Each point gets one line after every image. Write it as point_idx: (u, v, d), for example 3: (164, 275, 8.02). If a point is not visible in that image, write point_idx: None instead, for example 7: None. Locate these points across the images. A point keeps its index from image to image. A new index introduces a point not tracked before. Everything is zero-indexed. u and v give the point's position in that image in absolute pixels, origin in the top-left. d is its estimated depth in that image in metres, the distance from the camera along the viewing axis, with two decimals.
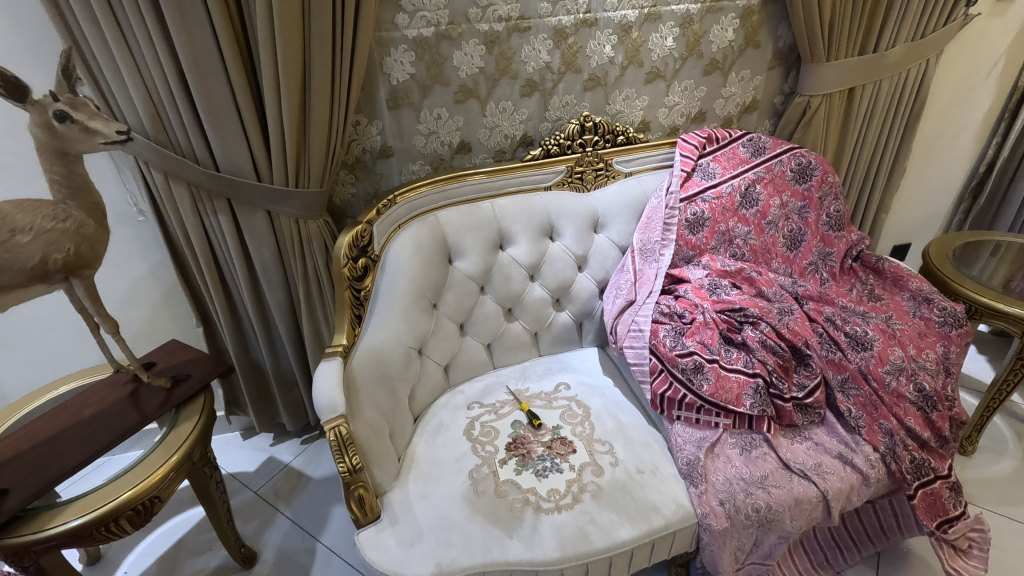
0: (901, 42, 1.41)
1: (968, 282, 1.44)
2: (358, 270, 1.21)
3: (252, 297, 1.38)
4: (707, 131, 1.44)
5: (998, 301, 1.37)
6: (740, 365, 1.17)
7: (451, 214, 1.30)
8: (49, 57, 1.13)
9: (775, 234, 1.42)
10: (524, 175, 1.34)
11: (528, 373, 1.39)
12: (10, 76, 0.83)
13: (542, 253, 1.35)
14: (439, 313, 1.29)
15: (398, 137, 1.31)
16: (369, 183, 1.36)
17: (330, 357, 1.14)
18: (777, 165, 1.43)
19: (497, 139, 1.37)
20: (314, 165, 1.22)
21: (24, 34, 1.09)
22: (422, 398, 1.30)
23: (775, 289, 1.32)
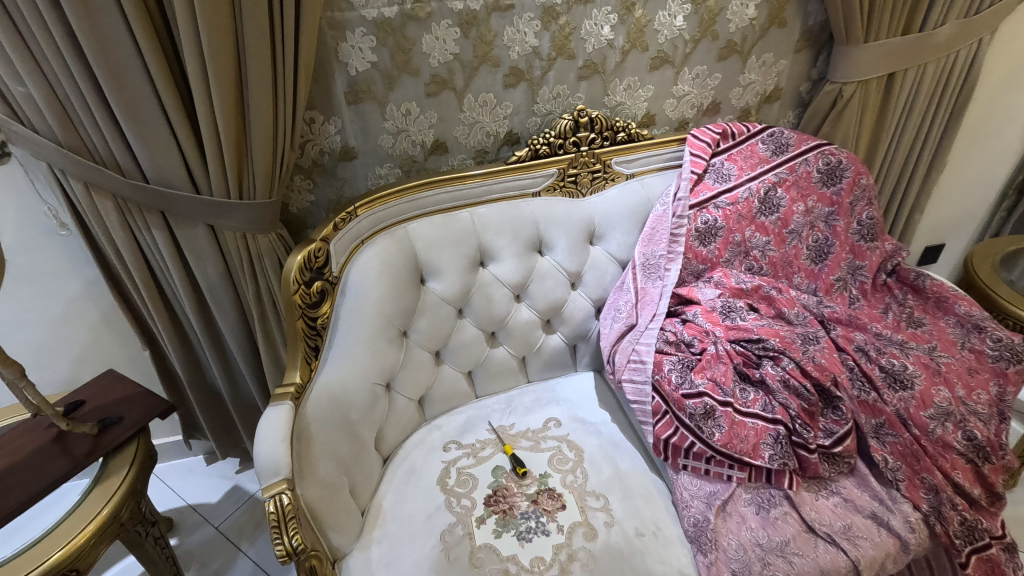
0: (952, 19, 1.20)
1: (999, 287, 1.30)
2: (313, 295, 1.04)
3: (201, 321, 1.21)
4: (722, 124, 1.25)
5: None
6: (757, 408, 1.00)
7: (424, 226, 1.12)
8: None
9: (798, 245, 1.24)
10: (509, 179, 1.16)
11: (514, 405, 1.23)
12: None
13: (530, 270, 1.17)
14: (410, 341, 1.13)
15: (361, 137, 1.12)
16: (330, 189, 1.18)
17: (279, 400, 0.98)
18: (802, 165, 1.23)
19: (477, 137, 1.18)
20: (260, 172, 1.04)
21: None
22: (392, 437, 1.14)
23: (796, 308, 1.17)
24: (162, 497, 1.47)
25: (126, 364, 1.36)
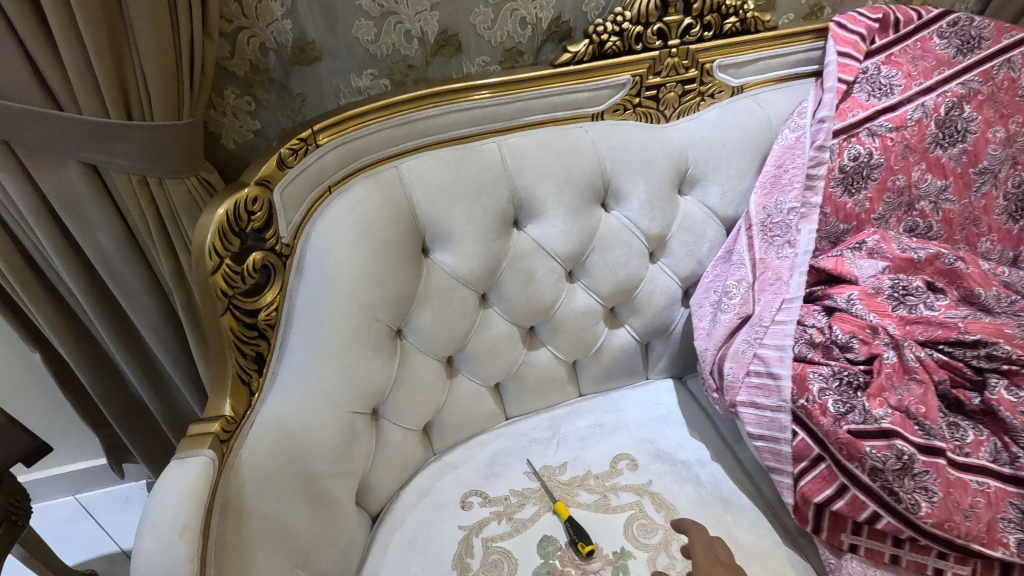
0: None
1: None
2: (250, 276, 0.64)
3: (100, 311, 0.82)
4: (879, 7, 0.81)
5: None
6: (982, 459, 0.61)
7: (425, 165, 0.71)
8: None
9: (990, 192, 0.84)
10: (559, 91, 0.73)
11: (563, 433, 0.83)
12: None
13: (590, 234, 0.76)
14: (407, 343, 0.74)
15: (326, 23, 0.70)
16: (283, 112, 0.76)
17: (191, 448, 0.59)
18: (1002, 70, 0.82)
19: (506, 27, 0.76)
20: (155, 72, 0.63)
21: None
22: (384, 488, 0.76)
23: (996, 289, 0.78)
24: (77, 550, 1.10)
25: (18, 371, 0.98)
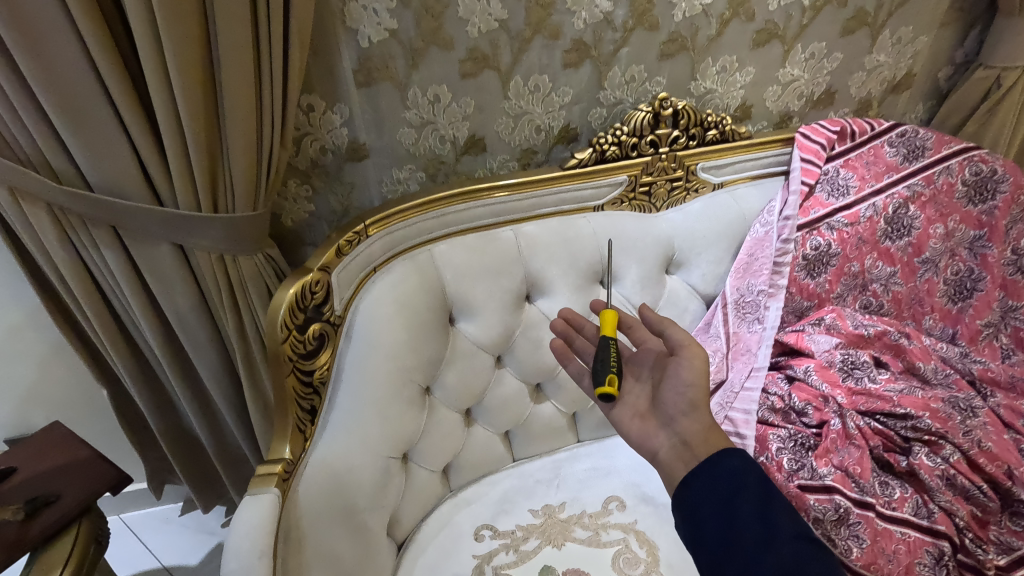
0: None
1: None
2: (309, 343, 0.78)
3: (170, 358, 0.95)
4: (838, 121, 0.96)
5: None
6: (907, 513, 0.73)
7: (454, 249, 0.85)
8: None
9: (933, 278, 0.96)
10: (566, 188, 0.88)
11: (562, 475, 0.97)
12: None
13: (590, 308, 0.91)
14: (434, 399, 0.87)
15: (375, 130, 0.85)
16: (333, 198, 0.91)
17: (260, 486, 0.72)
18: (942, 176, 0.95)
19: (524, 133, 0.90)
20: (239, 176, 0.78)
21: None
22: (409, 519, 0.89)
23: (934, 363, 0.90)
24: (121, 564, 1.22)
25: (86, 403, 1.11)
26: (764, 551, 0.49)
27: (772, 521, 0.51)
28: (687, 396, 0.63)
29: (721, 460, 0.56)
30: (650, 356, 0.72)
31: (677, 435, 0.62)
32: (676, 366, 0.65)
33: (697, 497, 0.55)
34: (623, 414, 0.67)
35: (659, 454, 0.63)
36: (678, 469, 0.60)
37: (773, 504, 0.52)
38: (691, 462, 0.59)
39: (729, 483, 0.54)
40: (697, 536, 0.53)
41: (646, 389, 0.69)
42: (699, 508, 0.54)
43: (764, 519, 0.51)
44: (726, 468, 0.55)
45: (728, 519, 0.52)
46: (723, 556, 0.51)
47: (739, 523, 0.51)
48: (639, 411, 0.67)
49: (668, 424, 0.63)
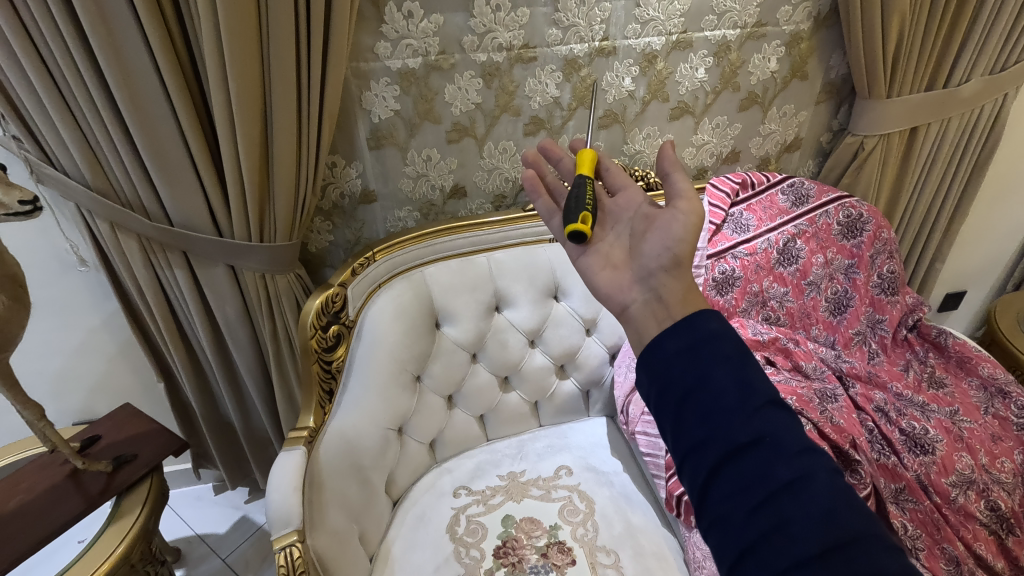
0: (978, 75, 1.22)
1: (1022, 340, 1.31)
2: (329, 339, 1.03)
3: (217, 355, 1.21)
4: (741, 174, 1.24)
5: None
6: None
7: (441, 270, 1.12)
8: None
9: (816, 297, 1.23)
10: (527, 225, 1.16)
11: (525, 451, 1.22)
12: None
13: (546, 317, 1.17)
14: (423, 386, 1.13)
15: (382, 180, 1.13)
16: (348, 230, 1.18)
17: (291, 444, 0.97)
18: (822, 218, 1.23)
19: (496, 182, 1.19)
20: (282, 216, 1.04)
21: None
22: (402, 481, 1.14)
23: (815, 362, 1.15)
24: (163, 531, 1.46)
25: (141, 393, 1.37)
26: (733, 403, 0.47)
27: (743, 381, 0.48)
28: (669, 253, 0.60)
29: (697, 323, 0.51)
30: (630, 209, 0.71)
31: (652, 292, 0.58)
32: (669, 221, 0.61)
33: (670, 350, 0.50)
34: (593, 267, 0.66)
35: (631, 309, 0.58)
36: (651, 325, 0.54)
37: (749, 362, 0.49)
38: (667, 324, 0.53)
39: (707, 346, 0.49)
40: (663, 388, 0.49)
41: (624, 245, 0.66)
42: (670, 373, 0.49)
43: (741, 382, 0.48)
44: (702, 334, 0.50)
45: (699, 379, 0.48)
46: (694, 413, 0.47)
47: (713, 380, 0.47)
48: (608, 260, 0.66)
49: (645, 279, 0.59)
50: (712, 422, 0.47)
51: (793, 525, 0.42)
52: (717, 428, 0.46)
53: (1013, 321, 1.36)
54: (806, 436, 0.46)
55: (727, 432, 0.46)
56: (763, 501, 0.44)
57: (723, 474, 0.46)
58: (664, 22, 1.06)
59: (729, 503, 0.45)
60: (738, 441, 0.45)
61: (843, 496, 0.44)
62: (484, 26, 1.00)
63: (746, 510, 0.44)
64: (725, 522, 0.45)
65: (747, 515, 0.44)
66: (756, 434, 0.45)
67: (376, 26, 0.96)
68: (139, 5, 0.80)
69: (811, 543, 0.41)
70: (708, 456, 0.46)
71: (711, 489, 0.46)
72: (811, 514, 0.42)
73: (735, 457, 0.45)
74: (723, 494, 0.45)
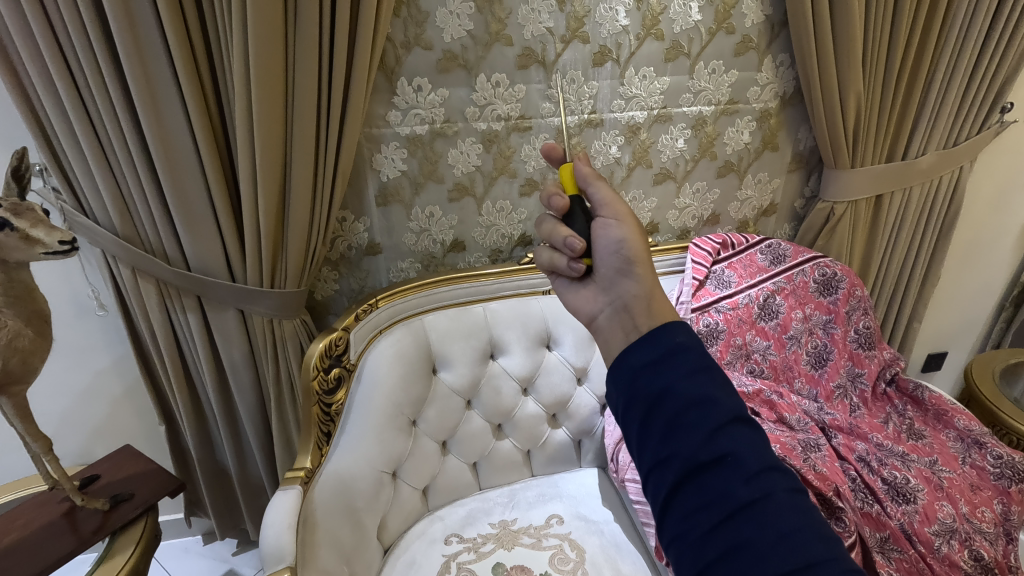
0: (932, 149, 1.35)
1: (1003, 400, 1.36)
2: (330, 381, 1.08)
3: (220, 398, 1.24)
4: (722, 235, 1.32)
5: (1004, 409, 1.33)
6: None
7: (439, 318, 1.18)
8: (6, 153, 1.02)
9: (798, 350, 1.27)
10: (521, 278, 1.24)
11: (517, 499, 1.23)
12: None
13: (538, 365, 1.23)
14: (418, 430, 1.16)
15: (387, 234, 1.21)
16: (353, 280, 1.25)
17: (288, 484, 0.99)
18: (799, 275, 1.29)
19: (493, 238, 1.28)
20: (293, 263, 1.11)
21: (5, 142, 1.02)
22: (394, 527, 1.14)
23: (798, 414, 1.17)
24: None
25: (140, 437, 1.39)
26: (697, 419, 0.45)
27: (707, 395, 0.46)
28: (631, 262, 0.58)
29: (664, 336, 0.49)
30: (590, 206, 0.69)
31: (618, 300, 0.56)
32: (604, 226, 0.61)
33: (636, 363, 0.48)
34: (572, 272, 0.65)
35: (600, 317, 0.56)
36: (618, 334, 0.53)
37: (712, 373, 0.47)
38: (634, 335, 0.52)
39: (672, 359, 0.47)
40: (627, 401, 0.47)
41: None
42: (633, 384, 0.47)
43: (706, 397, 0.45)
44: (667, 346, 0.48)
45: (662, 394, 0.46)
46: (657, 427, 0.45)
47: (676, 396, 0.46)
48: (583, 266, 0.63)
49: (610, 288, 0.58)
50: (674, 439, 0.45)
51: (752, 545, 0.41)
52: (678, 445, 0.44)
53: (993, 381, 1.41)
54: (770, 455, 0.45)
55: (689, 448, 0.44)
56: (723, 522, 0.42)
57: (684, 491, 0.44)
58: (645, 98, 1.19)
59: (689, 523, 0.43)
60: (700, 459, 0.44)
61: (805, 518, 0.42)
62: (485, 99, 1.12)
63: (704, 528, 0.42)
64: (683, 541, 0.43)
65: (705, 535, 0.42)
66: (719, 452, 0.44)
67: (388, 97, 1.08)
68: (183, 78, 0.92)
69: (769, 564, 0.40)
70: (669, 473, 0.44)
71: (673, 506, 0.44)
72: (771, 535, 0.41)
73: (696, 474, 0.44)
74: (683, 512, 0.43)
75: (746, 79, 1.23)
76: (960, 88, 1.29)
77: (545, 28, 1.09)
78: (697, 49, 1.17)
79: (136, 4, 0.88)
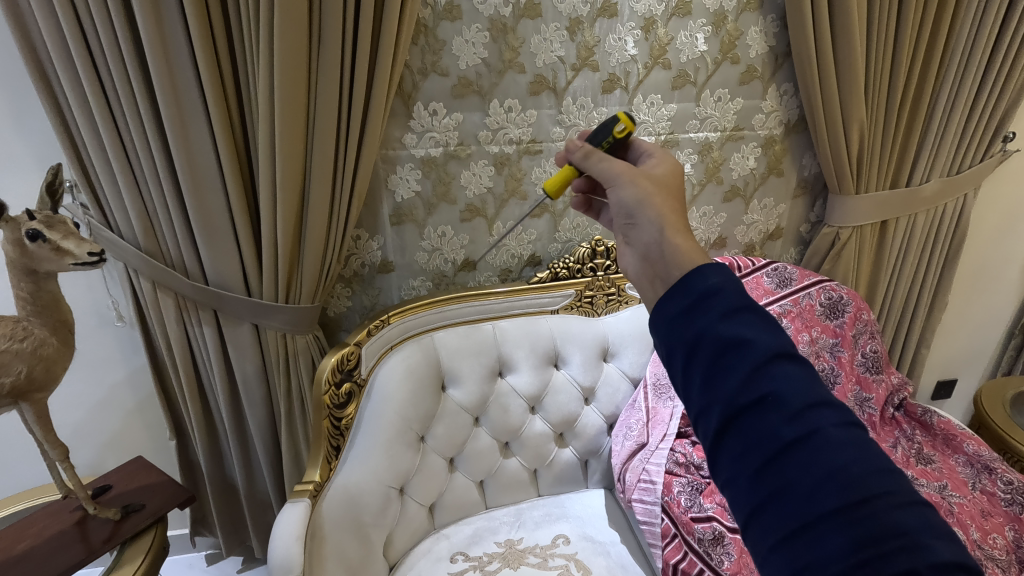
0: (936, 176, 1.37)
1: (1015, 428, 1.34)
2: (341, 396, 1.10)
3: (231, 412, 1.25)
4: (728, 258, 1.34)
5: (1016, 437, 1.32)
6: None
7: (448, 335, 1.20)
8: (38, 170, 1.07)
9: None
10: (530, 297, 1.26)
11: (523, 519, 1.23)
12: (31, 230, 0.83)
13: (546, 383, 1.24)
14: (426, 446, 1.17)
15: (399, 253, 1.24)
16: (365, 297, 1.28)
17: (297, 497, 1.00)
18: (805, 299, 1.31)
19: (503, 258, 1.30)
20: (308, 278, 1.14)
21: (38, 160, 1.06)
22: (400, 545, 1.14)
23: None
24: None
25: (150, 449, 1.40)
26: (734, 362, 0.43)
27: (744, 334, 0.44)
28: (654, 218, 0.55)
29: (694, 281, 0.47)
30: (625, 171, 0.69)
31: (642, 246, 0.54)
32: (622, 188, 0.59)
33: (669, 313, 0.47)
34: None
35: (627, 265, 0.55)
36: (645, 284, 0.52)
37: (745, 310, 0.45)
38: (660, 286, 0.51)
39: (705, 304, 0.46)
40: (668, 352, 0.47)
41: None
42: (671, 332, 0.46)
43: (741, 338, 0.44)
44: (699, 292, 0.46)
45: (698, 338, 0.45)
46: (697, 373, 0.45)
47: (711, 338, 0.44)
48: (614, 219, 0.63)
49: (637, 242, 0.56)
50: (713, 385, 0.44)
51: (798, 486, 0.40)
52: (717, 391, 0.43)
53: (1004, 409, 1.40)
54: (817, 392, 0.43)
55: (727, 393, 0.43)
56: (768, 464, 0.41)
57: (730, 436, 0.43)
58: (653, 124, 1.22)
59: (737, 466, 0.42)
60: (742, 402, 0.42)
61: (858, 451, 0.40)
62: (498, 123, 1.16)
63: (753, 470, 0.41)
64: (734, 484, 0.43)
65: (752, 478, 0.41)
66: (761, 393, 0.42)
67: (405, 121, 1.12)
68: (210, 99, 0.97)
69: (820, 502, 0.39)
70: (713, 418, 0.43)
71: (720, 453, 0.44)
72: (819, 474, 0.39)
73: (739, 418, 0.43)
74: (730, 456, 0.43)
75: (751, 107, 1.26)
76: (962, 117, 1.32)
77: (557, 57, 1.13)
78: (703, 78, 1.21)
79: (171, 35, 0.93)
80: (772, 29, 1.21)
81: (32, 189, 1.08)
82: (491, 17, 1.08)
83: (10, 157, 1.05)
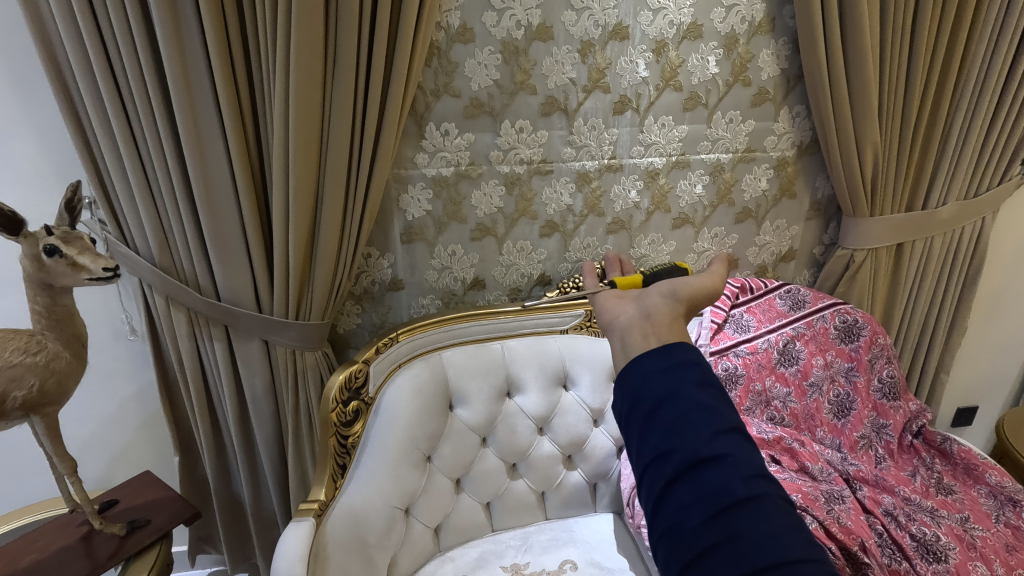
0: (952, 199, 1.35)
1: None
2: (348, 414, 1.09)
3: (239, 429, 1.25)
4: (741, 278, 1.32)
5: None
6: None
7: (456, 354, 1.20)
8: (58, 186, 1.09)
9: (819, 398, 1.25)
10: (539, 316, 1.25)
11: (530, 543, 1.20)
12: (48, 244, 0.84)
13: (554, 405, 1.23)
14: (433, 466, 1.16)
15: (410, 271, 1.25)
16: (375, 314, 1.28)
17: (302, 516, 0.99)
18: (819, 321, 1.28)
19: (513, 277, 1.30)
20: (319, 294, 1.15)
21: (58, 177, 1.09)
22: (405, 566, 1.13)
23: (820, 464, 1.13)
24: None
25: (158, 464, 1.40)
26: (700, 420, 0.45)
27: (711, 402, 0.47)
28: (671, 289, 0.57)
29: (676, 351, 0.50)
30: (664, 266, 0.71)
31: (643, 309, 0.56)
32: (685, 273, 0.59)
33: (648, 366, 0.49)
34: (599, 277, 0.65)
35: (619, 318, 0.57)
36: (636, 337, 0.54)
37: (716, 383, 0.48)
38: (651, 339, 0.53)
39: (682, 368, 0.48)
40: (634, 400, 0.48)
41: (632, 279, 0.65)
42: (643, 384, 0.48)
43: (709, 404, 0.46)
44: (679, 359, 0.49)
45: (669, 395, 0.47)
46: (660, 422, 0.46)
47: (682, 397, 0.47)
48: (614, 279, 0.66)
49: (640, 299, 0.58)
50: (676, 436, 0.45)
51: (745, 537, 0.41)
52: (680, 442, 0.45)
53: None
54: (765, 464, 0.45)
55: (690, 444, 0.45)
56: (717, 515, 0.42)
57: (681, 485, 0.44)
58: (664, 145, 1.23)
59: (683, 514, 0.43)
60: (701, 455, 0.44)
61: (795, 522, 0.43)
62: (509, 143, 1.17)
63: (699, 519, 0.42)
64: (676, 532, 0.43)
65: (699, 526, 0.42)
66: (721, 451, 0.44)
67: (417, 140, 1.13)
68: (226, 118, 0.99)
69: (765, 555, 0.40)
70: (669, 466, 0.45)
71: (668, 499, 0.44)
72: (764, 531, 0.41)
73: (695, 470, 0.44)
74: (677, 503, 0.44)
75: (763, 128, 1.26)
76: (978, 140, 1.31)
77: (568, 79, 1.14)
78: (714, 100, 1.21)
79: (191, 57, 0.96)
80: (785, 51, 1.21)
81: (53, 205, 1.10)
82: (504, 39, 1.09)
83: (31, 175, 1.07)
